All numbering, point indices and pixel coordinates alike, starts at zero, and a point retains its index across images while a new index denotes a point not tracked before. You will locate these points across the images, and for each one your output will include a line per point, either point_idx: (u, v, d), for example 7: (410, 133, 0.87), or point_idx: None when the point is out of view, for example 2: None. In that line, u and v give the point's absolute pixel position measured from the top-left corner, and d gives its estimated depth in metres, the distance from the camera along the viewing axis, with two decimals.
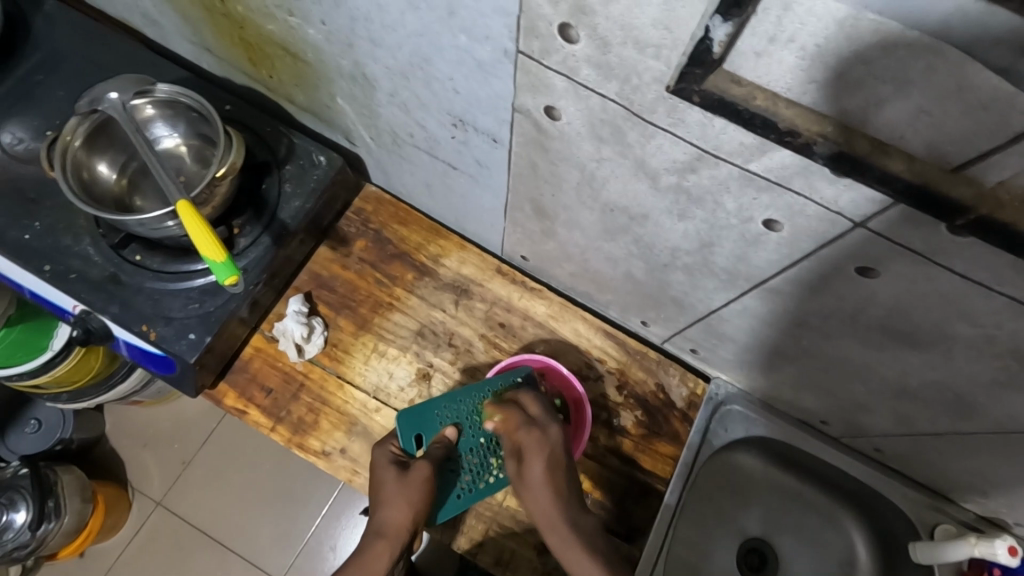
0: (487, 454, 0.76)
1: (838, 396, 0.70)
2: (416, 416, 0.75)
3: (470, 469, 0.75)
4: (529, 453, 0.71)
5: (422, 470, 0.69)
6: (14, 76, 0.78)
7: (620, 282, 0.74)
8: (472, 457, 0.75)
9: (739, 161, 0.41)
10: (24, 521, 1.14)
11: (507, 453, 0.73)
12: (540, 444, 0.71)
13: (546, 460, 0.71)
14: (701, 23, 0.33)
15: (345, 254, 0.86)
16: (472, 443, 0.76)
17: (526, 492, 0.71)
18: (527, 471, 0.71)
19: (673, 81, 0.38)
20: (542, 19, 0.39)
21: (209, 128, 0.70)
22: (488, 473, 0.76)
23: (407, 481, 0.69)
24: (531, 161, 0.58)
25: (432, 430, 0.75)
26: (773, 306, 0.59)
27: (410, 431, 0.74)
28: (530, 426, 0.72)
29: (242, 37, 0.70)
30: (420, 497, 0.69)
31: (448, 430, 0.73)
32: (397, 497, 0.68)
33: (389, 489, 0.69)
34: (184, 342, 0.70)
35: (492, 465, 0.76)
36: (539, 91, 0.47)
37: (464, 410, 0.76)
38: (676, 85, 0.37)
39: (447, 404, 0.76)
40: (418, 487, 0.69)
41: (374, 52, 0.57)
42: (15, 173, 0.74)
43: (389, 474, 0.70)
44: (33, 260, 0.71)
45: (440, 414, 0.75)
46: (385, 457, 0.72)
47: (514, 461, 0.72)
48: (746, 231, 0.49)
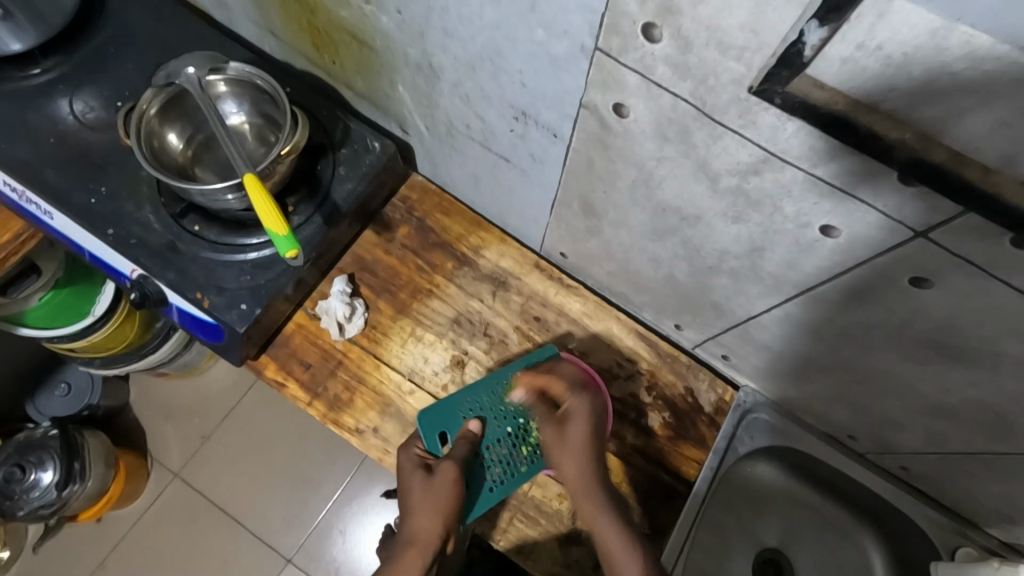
0: (514, 444, 0.79)
1: (869, 410, 0.71)
2: (438, 417, 0.79)
3: (501, 461, 0.78)
4: (576, 414, 0.74)
5: (449, 473, 0.72)
6: (88, 48, 0.81)
7: (661, 283, 0.75)
8: (500, 449, 0.78)
9: (805, 164, 0.43)
10: (51, 481, 1.19)
11: (548, 416, 0.76)
12: (591, 407, 0.75)
13: (591, 424, 0.75)
14: (794, 26, 0.34)
15: (388, 239, 0.88)
16: (499, 434, 0.79)
17: (562, 451, 0.74)
18: (570, 432, 0.74)
19: (753, 82, 0.39)
20: (626, 17, 0.41)
21: (275, 109, 0.73)
22: (518, 462, 0.78)
23: (433, 483, 0.72)
24: (589, 157, 0.60)
25: (454, 427, 0.79)
26: (817, 315, 0.60)
27: (434, 432, 0.78)
28: (579, 390, 0.76)
29: (312, 22, 0.73)
30: (446, 501, 0.71)
31: (472, 424, 0.77)
32: (423, 501, 0.71)
33: (418, 493, 0.72)
34: (236, 312, 0.73)
35: (522, 456, 0.79)
36: (611, 88, 0.49)
37: (486, 403, 0.80)
38: (757, 86, 0.39)
39: (468, 400, 0.80)
40: (444, 490, 0.71)
41: (446, 43, 0.59)
42: (85, 139, 0.77)
43: (417, 476, 0.73)
44: (97, 223, 0.73)
45: (462, 409, 0.79)
46: (411, 461, 0.75)
47: (555, 424, 0.75)
48: (802, 236, 0.50)
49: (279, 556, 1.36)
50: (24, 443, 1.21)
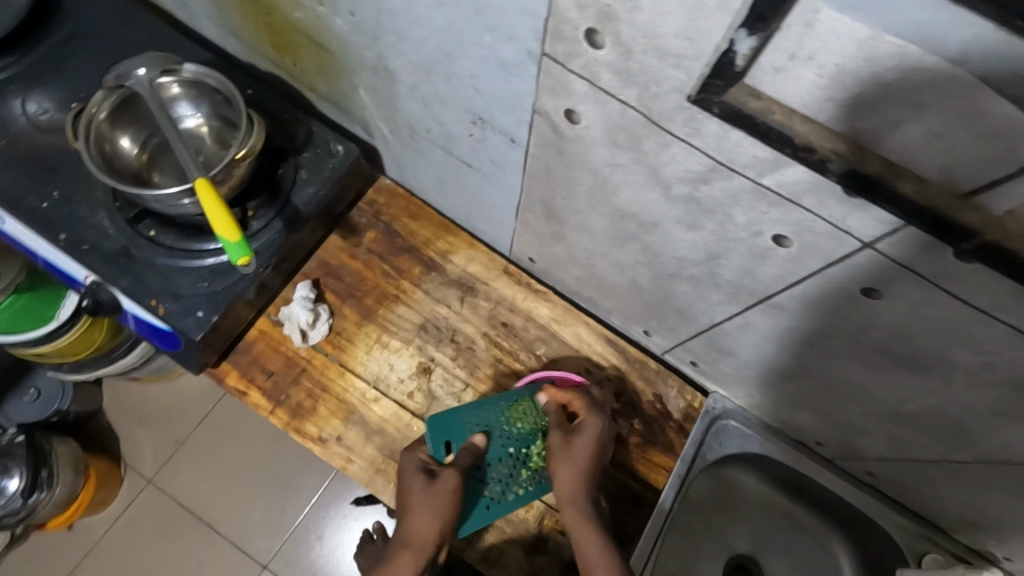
0: (515, 466, 0.77)
1: (834, 417, 0.71)
2: (445, 424, 0.76)
3: (500, 479, 0.77)
4: (589, 430, 0.73)
5: (449, 480, 0.71)
6: (43, 48, 0.80)
7: (627, 289, 0.75)
8: (501, 467, 0.77)
9: (751, 174, 0.42)
10: (17, 489, 1.17)
11: (558, 423, 0.75)
12: (600, 427, 0.74)
13: (597, 444, 0.74)
14: (725, 36, 0.33)
15: (355, 244, 0.87)
16: (501, 454, 0.77)
17: (563, 460, 0.73)
18: (576, 445, 0.73)
19: (692, 91, 0.38)
20: (568, 23, 0.40)
21: (232, 111, 0.71)
22: (516, 486, 0.77)
23: (434, 489, 0.70)
24: (547, 163, 0.59)
25: (460, 437, 0.77)
26: (776, 322, 0.60)
27: (439, 439, 0.76)
28: (599, 411, 0.75)
29: (270, 23, 0.71)
30: (447, 506, 0.70)
31: (477, 437, 0.75)
32: (424, 506, 0.69)
33: (417, 497, 0.70)
34: (192, 319, 0.71)
35: (521, 477, 0.77)
36: (560, 94, 0.48)
37: (493, 419, 0.78)
38: (695, 95, 0.38)
39: (476, 413, 0.78)
40: (444, 497, 0.70)
41: (401, 46, 0.57)
42: (37, 142, 0.75)
43: (417, 480, 0.71)
44: (49, 228, 0.72)
45: (469, 423, 0.77)
46: (413, 464, 0.73)
47: (561, 433, 0.74)
48: (755, 245, 0.49)
49: (255, 563, 1.35)
50: None
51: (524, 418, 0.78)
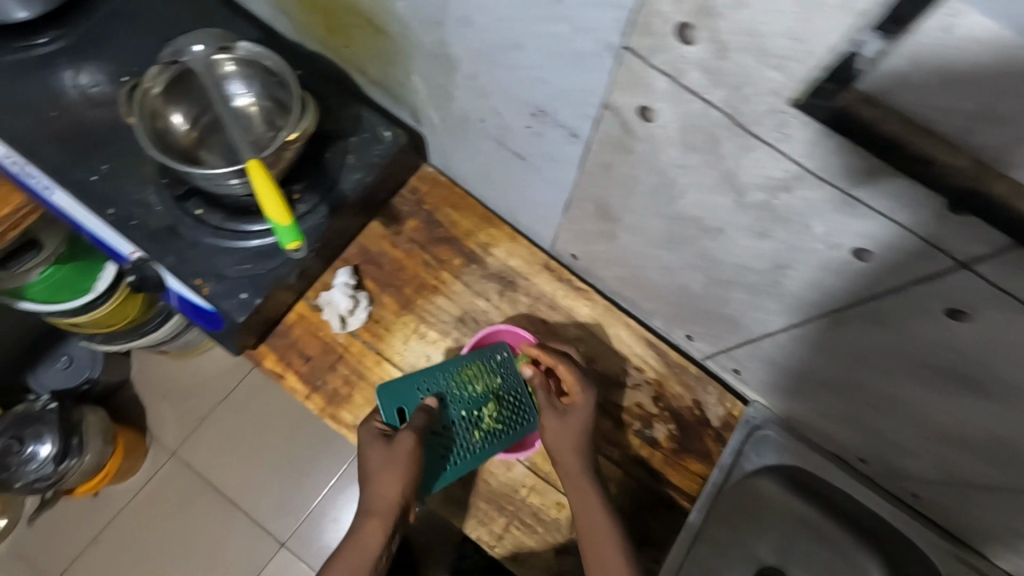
0: (469, 427, 0.75)
1: (883, 437, 0.68)
2: (398, 390, 0.74)
3: (458, 441, 0.74)
4: (580, 408, 0.74)
5: (406, 443, 0.68)
6: (94, 19, 0.79)
7: (674, 293, 0.72)
8: (458, 429, 0.74)
9: (842, 184, 0.40)
10: (47, 455, 1.19)
11: (548, 404, 0.74)
12: (592, 403, 0.74)
13: (587, 418, 0.74)
14: (848, 38, 0.31)
15: (396, 232, 0.86)
16: (455, 416, 0.75)
17: (558, 440, 0.72)
18: (570, 423, 0.73)
19: (800, 96, 0.36)
20: (658, 16, 0.38)
21: (284, 92, 0.70)
22: (470, 446, 0.75)
23: (393, 454, 0.68)
24: (608, 160, 0.57)
25: (412, 402, 0.75)
26: (836, 337, 0.57)
27: (393, 405, 0.74)
28: (586, 383, 0.75)
29: (325, 4, 0.70)
30: (408, 470, 0.68)
31: (428, 399, 0.72)
32: (385, 473, 0.68)
33: (378, 466, 0.68)
34: (236, 301, 0.70)
35: (474, 439, 0.75)
36: (636, 90, 0.46)
37: (444, 381, 0.76)
38: (801, 100, 0.36)
39: (426, 377, 0.76)
40: (404, 461, 0.68)
41: (464, 33, 0.56)
42: (87, 114, 0.75)
43: (376, 447, 0.69)
44: (97, 202, 0.71)
45: (420, 388, 0.75)
46: (371, 433, 0.71)
47: (555, 415, 0.73)
48: (830, 257, 0.47)
49: (272, 540, 1.36)
50: (22, 417, 1.21)
51: (476, 381, 0.76)
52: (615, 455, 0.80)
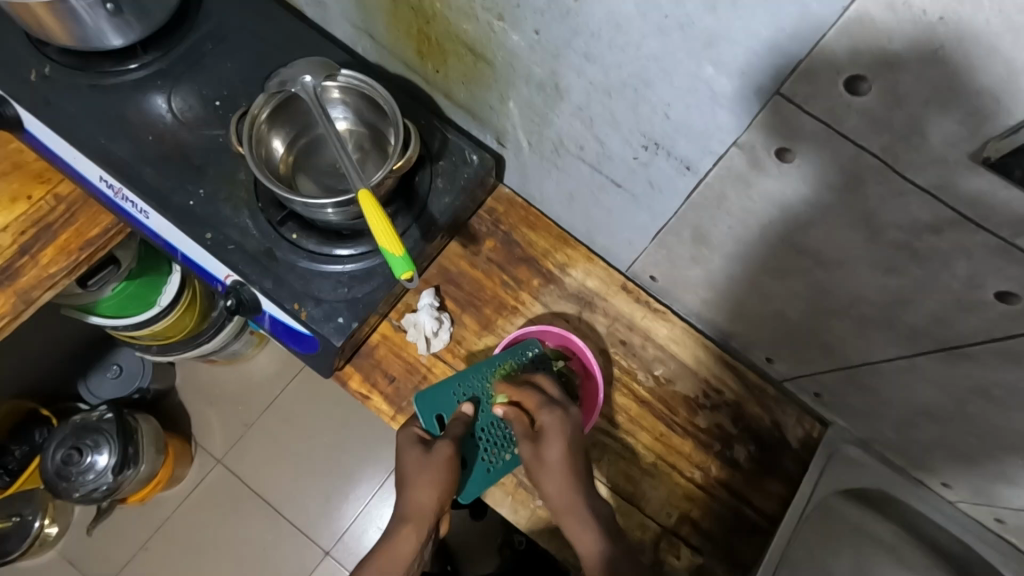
0: (509, 427, 0.77)
1: (979, 464, 0.69)
2: (433, 397, 0.76)
3: (496, 442, 0.76)
4: (551, 432, 0.70)
5: (444, 450, 0.70)
6: (186, 44, 0.80)
7: (765, 318, 0.73)
8: (495, 431, 0.76)
9: (1003, 232, 0.41)
10: (106, 465, 1.20)
11: (523, 435, 0.71)
12: (561, 426, 0.71)
13: (567, 441, 0.71)
14: None
15: (475, 252, 0.86)
16: (493, 418, 0.76)
17: (544, 475, 0.70)
18: (546, 452, 0.70)
19: (994, 152, 0.38)
20: (830, 67, 0.40)
21: (382, 119, 0.71)
22: (511, 445, 0.77)
23: (429, 460, 0.69)
24: (723, 194, 0.57)
25: (450, 409, 0.76)
26: (950, 370, 0.58)
27: (430, 413, 0.76)
28: (552, 406, 0.72)
29: (424, 31, 0.71)
30: (445, 476, 0.69)
31: (464, 405, 0.74)
32: (422, 480, 0.69)
33: (414, 471, 0.69)
34: (332, 325, 0.71)
35: (515, 438, 0.77)
36: (779, 132, 0.47)
37: (479, 385, 0.77)
38: (998, 158, 0.38)
39: (462, 382, 0.77)
40: (440, 467, 0.69)
41: (584, 67, 0.56)
42: (183, 139, 0.76)
43: (413, 453, 0.70)
44: (196, 226, 0.72)
45: (457, 392, 0.76)
46: (408, 438, 0.72)
47: (530, 444, 0.71)
48: (966, 297, 0.49)
49: (317, 548, 1.37)
50: (80, 426, 1.21)
51: None
52: (698, 476, 0.80)
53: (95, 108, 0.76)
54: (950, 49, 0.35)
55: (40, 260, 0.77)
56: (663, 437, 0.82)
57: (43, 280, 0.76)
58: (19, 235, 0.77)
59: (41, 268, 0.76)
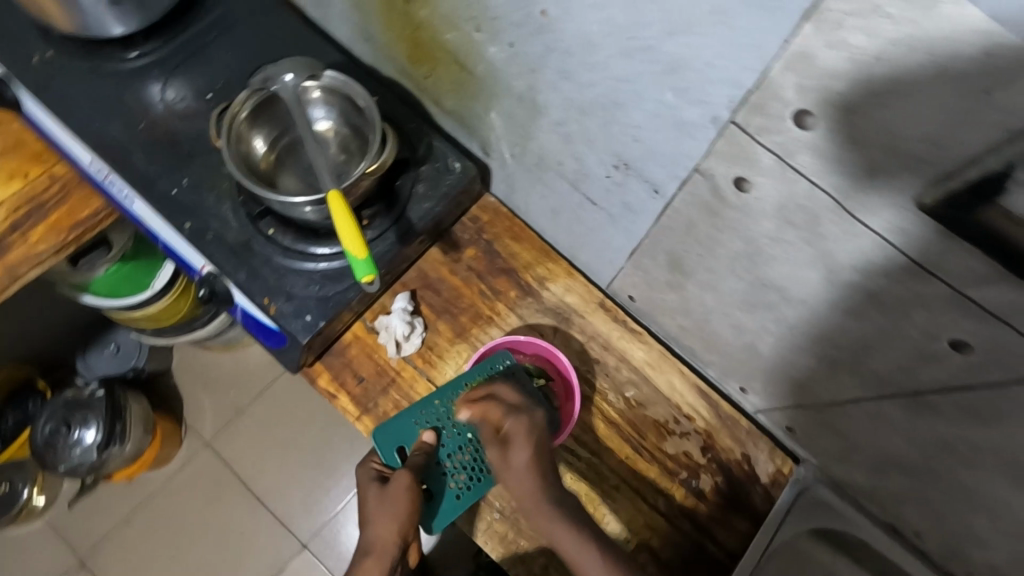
0: (477, 449, 0.76)
1: (950, 522, 0.67)
2: (394, 431, 0.76)
3: (466, 466, 0.75)
4: (517, 436, 0.68)
5: (402, 480, 0.69)
6: (187, 35, 0.82)
7: (738, 349, 0.71)
8: (464, 455, 0.75)
9: (954, 283, 0.41)
10: (92, 442, 1.22)
11: (490, 439, 0.69)
12: (529, 428, 0.69)
13: (533, 445, 0.69)
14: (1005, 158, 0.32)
15: (455, 259, 0.86)
16: (460, 441, 0.76)
17: (509, 476, 0.68)
18: (512, 458, 0.68)
19: (919, 193, 0.38)
20: (779, 100, 0.40)
21: (364, 121, 0.71)
22: (483, 467, 0.75)
23: (386, 495, 0.69)
24: (691, 220, 0.56)
25: (412, 439, 0.76)
26: (916, 420, 0.56)
27: (392, 446, 0.76)
28: (517, 413, 0.70)
29: (413, 37, 0.71)
30: (404, 508, 0.68)
31: (425, 434, 0.74)
32: (380, 511, 0.68)
33: (373, 505, 0.69)
34: (301, 322, 0.72)
35: (487, 459, 0.75)
36: (738, 162, 0.46)
37: (441, 411, 0.77)
38: (931, 206, 0.37)
39: (423, 410, 0.77)
40: (398, 498, 0.68)
41: (559, 84, 0.56)
42: (174, 128, 0.78)
43: (371, 488, 0.71)
44: (177, 214, 0.74)
45: (418, 421, 0.76)
46: (367, 475, 0.72)
47: (496, 449, 0.69)
48: (924, 346, 0.48)
49: (296, 540, 1.38)
50: (71, 402, 1.24)
51: None
52: (661, 503, 0.79)
53: (94, 94, 0.78)
54: (890, 92, 0.34)
55: (30, 238, 0.78)
56: (629, 461, 0.80)
57: (31, 257, 0.77)
58: (13, 212, 0.79)
59: (31, 245, 0.78)
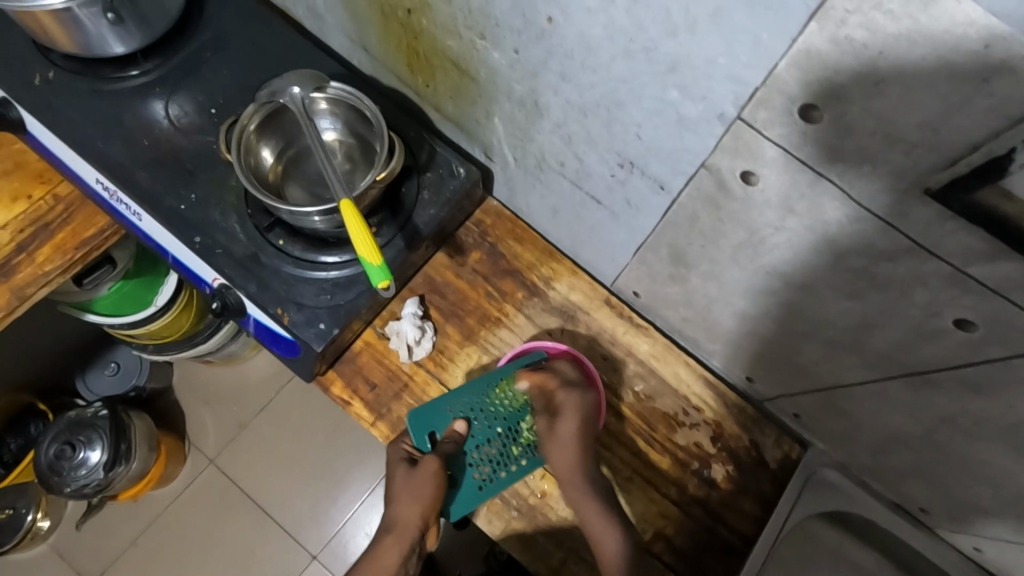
0: (505, 443, 0.80)
1: (956, 496, 0.69)
2: (426, 417, 0.79)
3: (492, 459, 0.78)
4: (566, 409, 0.76)
5: (429, 465, 0.73)
6: (186, 52, 0.82)
7: (743, 339, 0.73)
8: (491, 448, 0.79)
9: (955, 262, 0.43)
10: (98, 461, 1.21)
11: (543, 408, 0.78)
12: (577, 405, 0.76)
13: (580, 420, 0.76)
14: (1002, 142, 0.34)
15: (460, 262, 0.88)
16: (489, 434, 0.80)
17: (553, 445, 0.76)
18: (560, 426, 0.76)
19: (937, 185, 0.39)
20: (782, 94, 0.41)
21: (369, 130, 0.72)
22: (509, 462, 0.79)
23: (414, 476, 0.73)
24: (696, 215, 0.58)
25: (442, 426, 0.79)
26: (921, 398, 0.58)
27: (422, 431, 0.79)
28: (569, 387, 0.77)
29: (413, 46, 0.73)
30: (429, 491, 0.73)
31: (456, 425, 0.77)
32: (406, 493, 0.73)
33: (399, 487, 0.73)
34: (314, 330, 0.73)
35: (513, 454, 0.79)
36: (742, 156, 0.48)
37: (476, 404, 0.80)
38: (936, 188, 0.39)
39: (456, 400, 0.79)
40: (425, 482, 0.73)
41: (562, 87, 0.58)
42: (178, 144, 0.78)
43: (399, 469, 0.75)
44: (185, 229, 0.74)
45: (451, 410, 0.79)
46: (397, 454, 0.77)
47: (547, 417, 0.78)
48: (927, 324, 0.50)
49: (305, 552, 1.38)
50: (74, 421, 1.22)
51: (510, 398, 0.80)
52: (674, 494, 0.80)
53: (96, 113, 0.78)
54: (893, 82, 0.36)
55: (36, 259, 0.78)
56: (640, 454, 0.82)
57: (38, 278, 0.77)
58: (17, 234, 0.78)
59: (37, 266, 0.78)
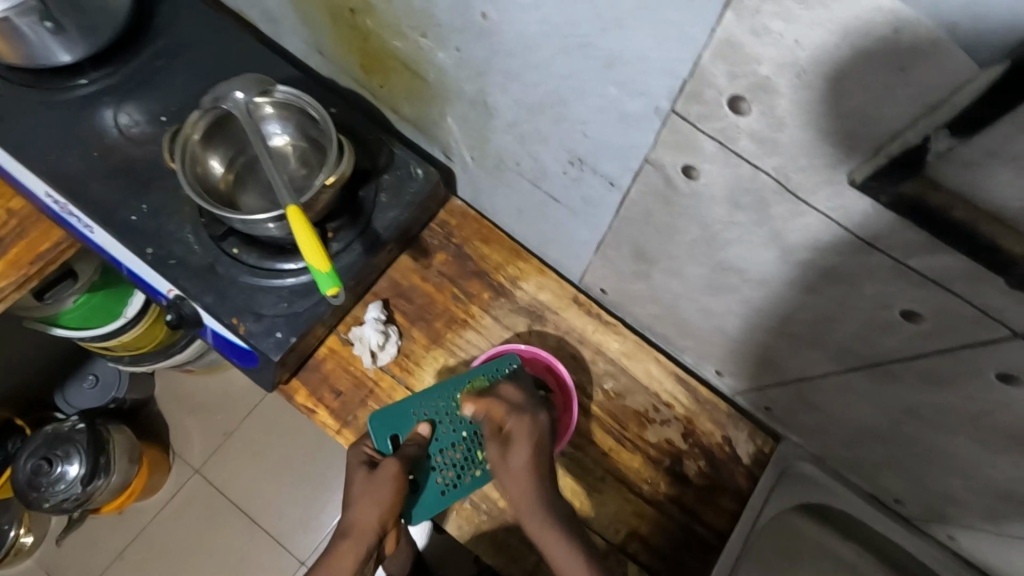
0: (469, 449, 0.76)
1: (928, 486, 0.68)
2: (389, 417, 0.75)
3: (456, 464, 0.75)
4: (518, 436, 0.69)
5: (391, 467, 0.68)
6: (138, 59, 0.81)
7: (710, 334, 0.72)
8: (457, 453, 0.75)
9: (897, 254, 0.42)
10: (76, 475, 1.19)
11: (492, 436, 0.70)
12: (530, 430, 0.69)
13: (535, 447, 0.69)
14: (923, 131, 0.33)
15: (425, 265, 0.86)
16: (454, 438, 0.76)
17: (507, 477, 0.68)
18: (512, 457, 0.68)
19: (859, 174, 0.38)
20: (713, 88, 0.40)
21: (319, 133, 0.71)
22: (473, 467, 0.76)
23: (375, 478, 0.67)
24: (649, 210, 0.57)
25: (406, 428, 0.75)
26: (883, 390, 0.57)
27: (384, 433, 0.74)
28: (519, 411, 0.70)
29: (364, 47, 0.71)
30: (389, 493, 0.67)
31: (422, 426, 0.73)
32: (363, 496, 0.67)
33: (358, 489, 0.67)
34: (272, 340, 0.71)
35: (478, 459, 0.76)
36: (684, 150, 0.47)
37: (442, 406, 0.76)
38: (860, 180, 0.38)
39: (423, 402, 0.76)
40: (387, 485, 0.67)
41: (507, 85, 0.56)
42: (130, 154, 0.77)
43: (358, 474, 0.69)
44: (138, 241, 0.73)
45: (417, 411, 0.75)
46: (356, 457, 0.71)
47: (497, 446, 0.70)
48: (879, 316, 0.49)
49: (292, 559, 1.37)
50: (52, 436, 1.21)
51: None
52: (647, 492, 0.80)
53: (44, 124, 0.76)
54: (815, 72, 0.35)
55: None
56: (612, 454, 0.81)
57: None
58: None
59: None
